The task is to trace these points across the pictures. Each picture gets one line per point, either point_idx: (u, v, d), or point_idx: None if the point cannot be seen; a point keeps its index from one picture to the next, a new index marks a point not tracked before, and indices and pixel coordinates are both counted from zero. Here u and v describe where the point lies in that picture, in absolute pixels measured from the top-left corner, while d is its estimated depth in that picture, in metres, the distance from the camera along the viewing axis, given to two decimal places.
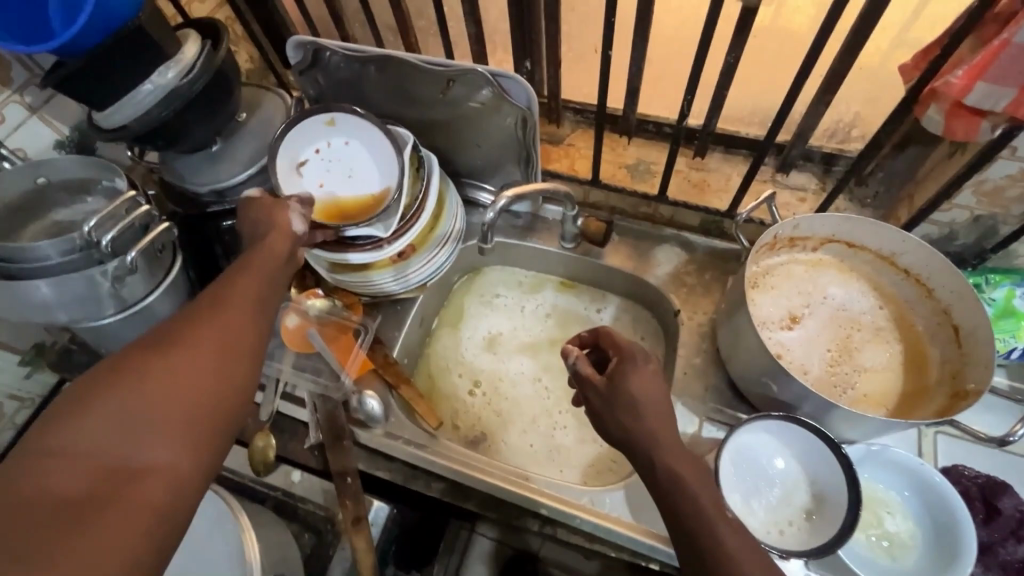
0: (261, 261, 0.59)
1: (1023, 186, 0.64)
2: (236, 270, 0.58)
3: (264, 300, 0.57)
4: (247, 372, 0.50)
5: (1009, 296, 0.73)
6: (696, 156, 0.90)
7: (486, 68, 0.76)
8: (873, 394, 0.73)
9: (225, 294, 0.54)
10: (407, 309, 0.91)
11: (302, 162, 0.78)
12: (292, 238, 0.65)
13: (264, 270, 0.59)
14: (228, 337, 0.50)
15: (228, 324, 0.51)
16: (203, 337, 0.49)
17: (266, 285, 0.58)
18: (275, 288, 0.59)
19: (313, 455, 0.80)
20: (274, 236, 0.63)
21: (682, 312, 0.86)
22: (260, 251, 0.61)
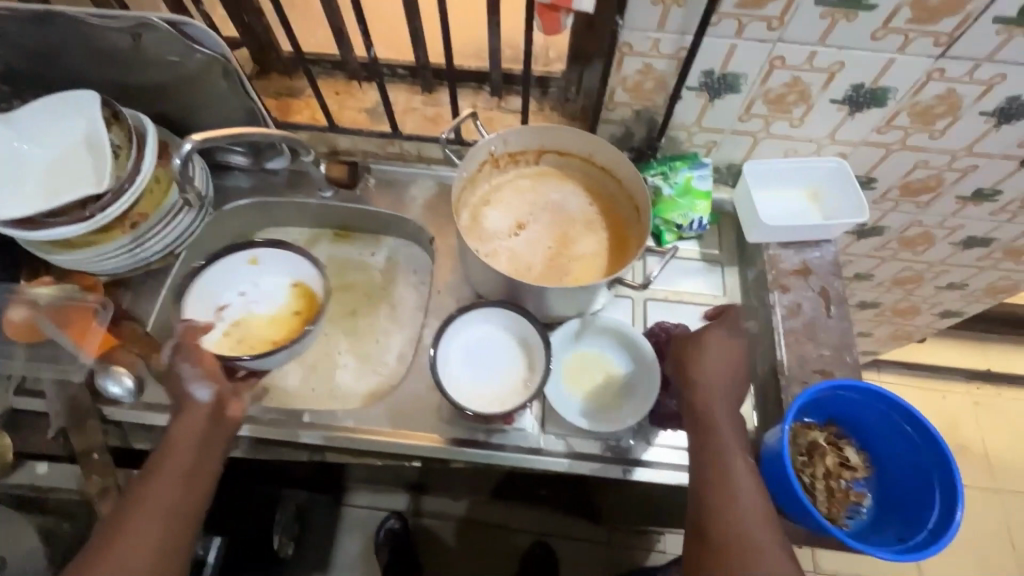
0: (180, 448, 0.66)
1: (653, 79, 0.77)
2: (167, 444, 0.67)
3: (199, 468, 0.67)
4: (185, 532, 0.64)
5: (687, 177, 0.89)
6: (428, 92, 0.96)
7: (161, 17, 0.74)
8: (583, 273, 0.84)
9: (154, 479, 0.65)
10: (160, 280, 0.89)
11: (223, 305, 0.89)
12: (209, 410, 0.70)
13: (189, 445, 0.67)
14: (143, 543, 0.61)
15: (145, 530, 0.62)
16: (146, 529, 0.62)
17: (182, 492, 0.65)
18: (197, 479, 0.67)
19: (56, 442, 0.75)
20: (183, 418, 0.68)
21: (435, 238, 0.94)
22: (182, 421, 0.68)
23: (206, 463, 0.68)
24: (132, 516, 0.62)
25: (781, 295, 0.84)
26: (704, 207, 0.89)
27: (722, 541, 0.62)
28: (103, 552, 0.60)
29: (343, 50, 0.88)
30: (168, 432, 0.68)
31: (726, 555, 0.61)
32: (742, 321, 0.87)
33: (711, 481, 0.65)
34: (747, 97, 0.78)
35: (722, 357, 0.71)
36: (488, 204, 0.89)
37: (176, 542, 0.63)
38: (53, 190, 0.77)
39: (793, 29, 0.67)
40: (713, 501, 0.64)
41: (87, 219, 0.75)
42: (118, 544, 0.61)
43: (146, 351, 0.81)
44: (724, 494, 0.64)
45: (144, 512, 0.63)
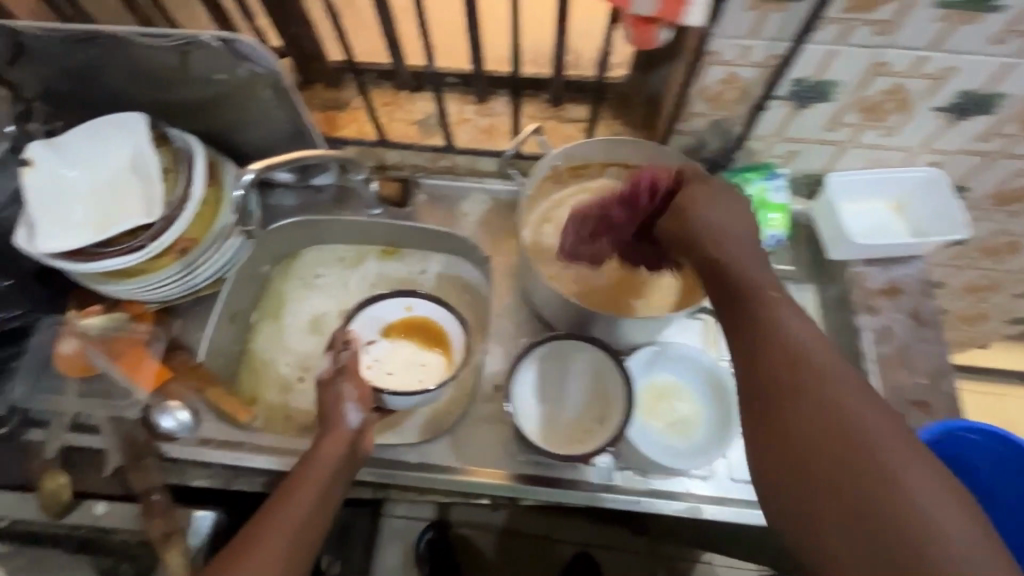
0: (320, 466, 0.62)
1: (738, 88, 0.71)
2: (306, 470, 0.62)
3: (328, 495, 0.62)
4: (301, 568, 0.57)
5: (763, 190, 0.83)
6: (481, 102, 0.91)
7: (211, 33, 0.69)
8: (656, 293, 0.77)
9: (288, 489, 0.60)
10: (209, 307, 0.85)
11: (370, 341, 0.82)
12: (350, 440, 0.66)
13: (329, 471, 0.63)
14: (286, 554, 0.56)
15: (279, 545, 0.56)
16: (274, 545, 0.56)
17: (311, 516, 0.59)
18: (330, 502, 0.62)
19: (115, 481, 0.71)
20: (328, 442, 0.65)
21: (492, 257, 0.88)
22: (326, 439, 0.65)
23: (332, 497, 0.62)
24: (270, 526, 0.57)
25: (870, 318, 0.77)
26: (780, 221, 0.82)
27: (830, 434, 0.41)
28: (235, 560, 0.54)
29: (395, 60, 0.82)
30: (309, 458, 0.64)
31: (834, 448, 0.40)
32: None
33: (805, 375, 0.44)
34: (839, 106, 0.72)
35: (740, 224, 0.56)
36: (549, 219, 0.83)
37: (300, 559, 0.57)
38: (103, 220, 0.73)
39: (904, 33, 0.61)
40: (820, 387, 0.43)
41: (141, 248, 0.72)
42: (266, 547, 0.55)
43: (202, 382, 0.79)
44: (824, 373, 0.43)
45: (282, 525, 0.57)
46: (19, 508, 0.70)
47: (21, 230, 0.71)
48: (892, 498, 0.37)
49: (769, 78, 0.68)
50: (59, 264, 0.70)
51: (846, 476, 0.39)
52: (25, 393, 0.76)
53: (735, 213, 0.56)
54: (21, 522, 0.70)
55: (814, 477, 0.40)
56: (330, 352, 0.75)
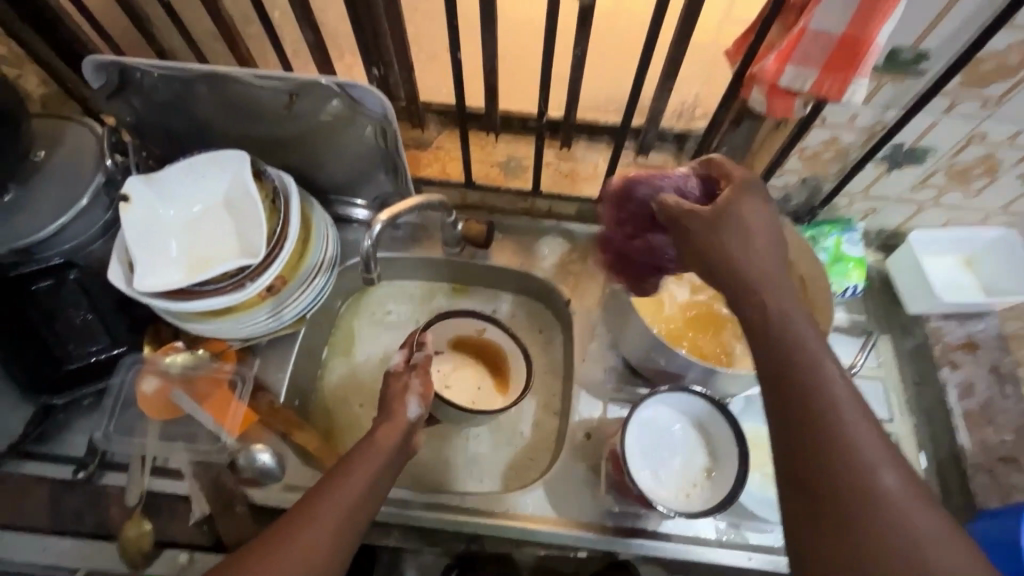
0: (375, 448, 0.60)
1: (835, 149, 0.73)
2: (360, 449, 0.60)
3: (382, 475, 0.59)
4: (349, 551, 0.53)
5: (838, 242, 0.84)
6: (563, 147, 0.92)
7: (329, 78, 0.70)
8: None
9: (337, 471, 0.58)
10: (289, 348, 0.81)
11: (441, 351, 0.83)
12: (408, 428, 0.65)
13: (388, 454, 0.61)
14: (339, 531, 0.53)
15: (333, 519, 0.53)
16: (322, 515, 0.53)
17: (364, 498, 0.56)
18: (380, 486, 0.59)
19: (202, 531, 0.71)
20: (386, 428, 0.63)
21: (573, 299, 0.87)
22: (387, 423, 0.64)
23: (383, 480, 0.60)
24: (324, 500, 0.54)
25: (952, 371, 0.81)
26: (859, 275, 0.83)
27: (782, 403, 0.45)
28: (290, 531, 0.51)
29: (488, 105, 0.84)
30: (365, 441, 0.61)
31: (806, 475, 0.42)
32: (905, 397, 0.82)
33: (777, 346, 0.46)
34: (929, 170, 0.75)
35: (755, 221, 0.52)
36: None
37: (353, 533, 0.54)
38: (200, 262, 0.71)
39: (1007, 109, 0.64)
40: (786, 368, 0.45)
41: (241, 288, 0.70)
42: (319, 522, 0.52)
43: (289, 426, 0.76)
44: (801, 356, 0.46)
45: (337, 501, 0.54)
46: (101, 555, 0.71)
47: (118, 266, 0.69)
48: (884, 523, 0.40)
49: (870, 142, 0.71)
50: (156, 303, 0.68)
51: (841, 498, 0.41)
52: (104, 434, 0.73)
53: (757, 227, 0.51)
54: (103, 569, 0.71)
55: (826, 510, 0.41)
56: (402, 349, 0.74)
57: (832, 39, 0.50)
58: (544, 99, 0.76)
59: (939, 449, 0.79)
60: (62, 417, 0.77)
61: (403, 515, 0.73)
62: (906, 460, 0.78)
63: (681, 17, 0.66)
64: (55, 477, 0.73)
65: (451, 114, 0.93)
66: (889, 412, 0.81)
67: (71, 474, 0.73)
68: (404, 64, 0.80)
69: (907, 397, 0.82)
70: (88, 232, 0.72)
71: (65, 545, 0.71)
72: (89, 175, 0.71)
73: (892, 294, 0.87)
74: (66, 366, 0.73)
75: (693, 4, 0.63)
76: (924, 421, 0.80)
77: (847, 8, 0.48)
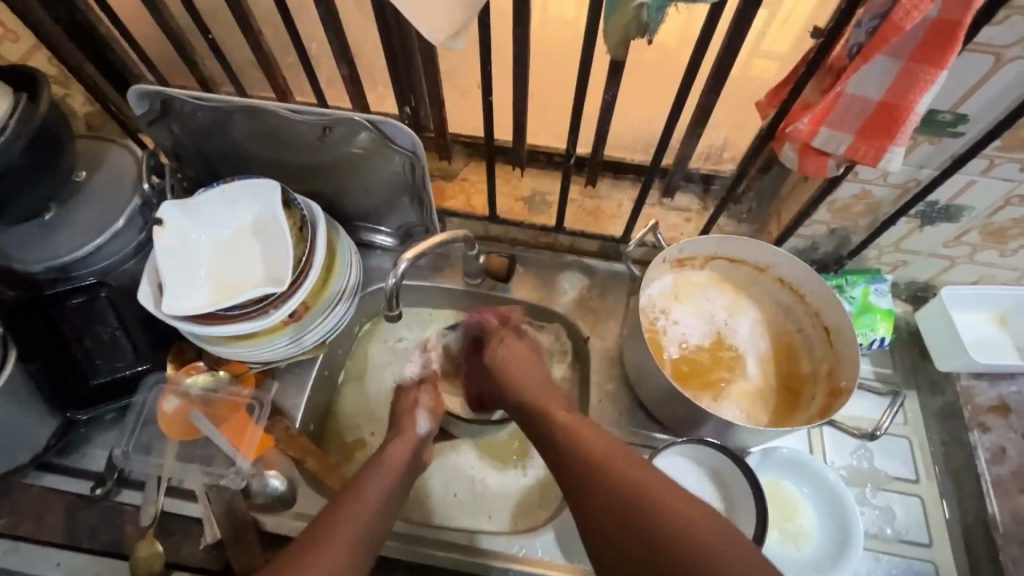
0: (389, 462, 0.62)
1: (866, 203, 0.72)
2: (375, 466, 0.61)
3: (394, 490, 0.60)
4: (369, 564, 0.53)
5: (865, 293, 0.82)
6: (588, 184, 0.93)
7: (362, 114, 0.71)
8: (769, 400, 0.78)
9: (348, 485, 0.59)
10: (306, 371, 0.83)
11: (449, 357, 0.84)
12: (416, 443, 0.66)
13: (400, 469, 0.62)
14: (361, 541, 0.54)
15: (352, 529, 0.54)
16: (342, 531, 0.53)
17: (381, 514, 0.57)
18: (393, 501, 0.60)
19: (212, 555, 0.72)
20: (397, 443, 0.65)
21: (592, 337, 0.86)
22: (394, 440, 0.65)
23: (397, 498, 0.61)
24: (343, 513, 0.55)
25: (981, 434, 0.79)
26: (886, 327, 0.81)
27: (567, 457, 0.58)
28: (317, 545, 0.52)
29: (516, 142, 0.84)
30: (378, 458, 0.62)
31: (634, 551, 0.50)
32: (932, 458, 0.80)
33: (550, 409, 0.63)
34: (962, 227, 0.73)
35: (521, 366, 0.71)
36: (669, 314, 0.82)
37: (372, 547, 0.55)
38: (225, 287, 0.73)
39: None
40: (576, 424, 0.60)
41: (265, 315, 0.71)
42: (341, 535, 0.53)
43: (303, 452, 0.76)
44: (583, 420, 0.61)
45: (357, 516, 0.55)
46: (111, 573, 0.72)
47: (147, 287, 0.71)
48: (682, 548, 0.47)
49: (902, 198, 0.70)
50: (182, 326, 0.70)
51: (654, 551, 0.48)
52: (123, 452, 0.75)
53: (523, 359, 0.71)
54: None
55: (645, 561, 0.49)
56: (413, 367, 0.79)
57: (869, 104, 0.49)
58: (572, 139, 0.77)
59: (967, 515, 0.76)
60: (84, 430, 0.79)
61: (410, 551, 0.73)
62: (931, 525, 0.75)
63: (713, 69, 0.66)
64: (74, 492, 0.75)
65: (479, 146, 0.94)
66: (913, 472, 0.78)
67: (90, 490, 0.75)
68: (435, 100, 0.82)
69: (933, 458, 0.79)
70: (123, 252, 0.74)
71: (77, 561, 0.72)
72: (127, 197, 0.74)
73: (920, 349, 0.85)
74: (91, 381, 0.74)
75: (726, 57, 0.63)
76: (951, 484, 0.78)
77: (884, 78, 0.48)
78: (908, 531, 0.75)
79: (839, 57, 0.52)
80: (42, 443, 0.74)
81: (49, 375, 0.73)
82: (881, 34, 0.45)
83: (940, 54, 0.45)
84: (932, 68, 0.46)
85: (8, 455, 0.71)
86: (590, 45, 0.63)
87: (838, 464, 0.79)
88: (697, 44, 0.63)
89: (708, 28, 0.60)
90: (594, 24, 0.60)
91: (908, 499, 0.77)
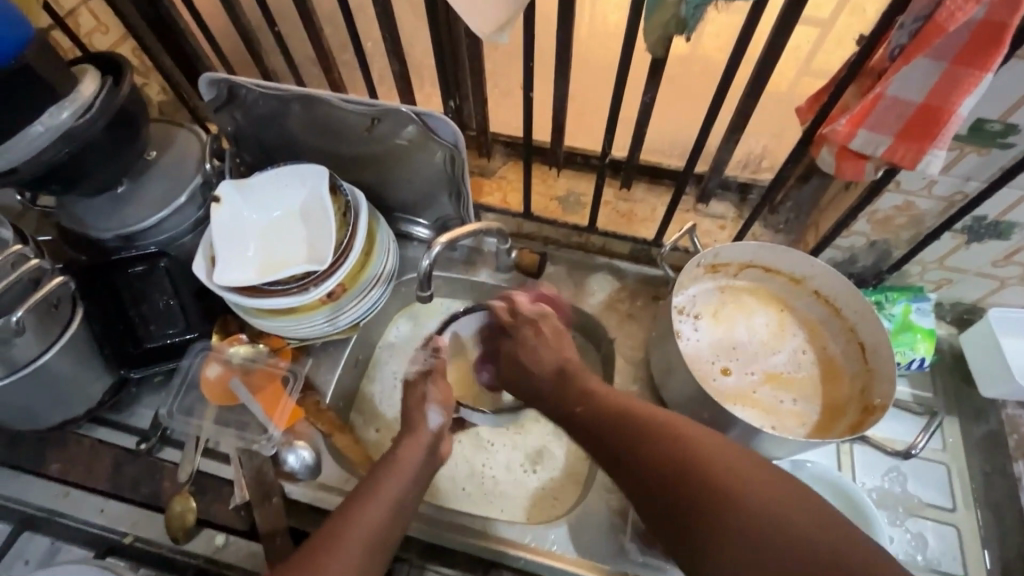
0: (407, 462, 0.63)
1: (908, 215, 0.70)
2: (386, 469, 0.62)
3: (413, 481, 0.62)
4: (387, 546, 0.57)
5: (906, 311, 0.80)
6: (622, 187, 0.94)
7: (408, 107, 0.74)
8: (780, 424, 0.75)
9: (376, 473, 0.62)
10: (339, 350, 0.86)
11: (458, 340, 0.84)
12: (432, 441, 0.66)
13: (413, 469, 0.63)
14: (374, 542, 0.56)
15: (368, 532, 0.56)
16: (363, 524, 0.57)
17: (389, 520, 0.58)
18: (410, 499, 0.61)
19: (240, 515, 0.76)
20: (409, 444, 0.65)
21: (618, 337, 0.86)
22: (410, 438, 0.65)
23: (412, 498, 0.62)
24: (352, 521, 0.56)
25: None
26: (927, 347, 0.78)
27: (686, 471, 0.51)
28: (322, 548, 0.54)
29: (554, 142, 0.86)
30: (390, 459, 0.63)
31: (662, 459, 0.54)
32: (972, 486, 0.76)
33: (655, 421, 0.57)
34: (1014, 245, 0.70)
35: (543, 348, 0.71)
36: (694, 318, 0.82)
37: (381, 551, 0.57)
38: (271, 263, 0.77)
39: None
40: (702, 443, 0.53)
41: (305, 292, 0.75)
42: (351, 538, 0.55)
43: (331, 426, 0.80)
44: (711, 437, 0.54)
45: (367, 521, 0.57)
46: (148, 525, 0.77)
47: (201, 260, 0.76)
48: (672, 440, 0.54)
49: (947, 212, 0.68)
50: (229, 297, 0.74)
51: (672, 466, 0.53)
52: (167, 412, 0.80)
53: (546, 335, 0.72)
54: (146, 538, 0.76)
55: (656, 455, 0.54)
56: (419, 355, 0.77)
57: (909, 107, 0.49)
58: (608, 140, 0.78)
59: (1007, 549, 0.72)
60: (133, 390, 0.85)
61: (424, 532, 0.74)
62: (967, 557, 0.72)
63: (752, 76, 0.67)
64: (121, 446, 0.81)
65: (518, 146, 0.97)
66: (950, 500, 0.75)
67: (135, 445, 0.81)
68: (478, 99, 0.85)
69: (972, 486, 0.76)
70: (183, 226, 0.79)
71: (120, 510, 0.78)
72: (190, 175, 0.79)
73: (964, 373, 0.81)
74: (145, 344, 0.80)
75: (764, 65, 0.64)
76: (992, 516, 0.74)
77: (925, 80, 0.48)
78: (939, 562, 0.71)
79: (879, 61, 0.52)
80: (97, 399, 0.80)
81: (108, 335, 0.78)
82: (923, 36, 0.45)
83: (984, 56, 0.45)
84: (976, 71, 0.46)
85: (67, 407, 0.78)
86: (629, 47, 0.65)
87: (868, 485, 0.76)
88: (736, 49, 0.64)
89: (746, 35, 0.61)
90: (632, 27, 0.62)
91: (941, 527, 0.73)
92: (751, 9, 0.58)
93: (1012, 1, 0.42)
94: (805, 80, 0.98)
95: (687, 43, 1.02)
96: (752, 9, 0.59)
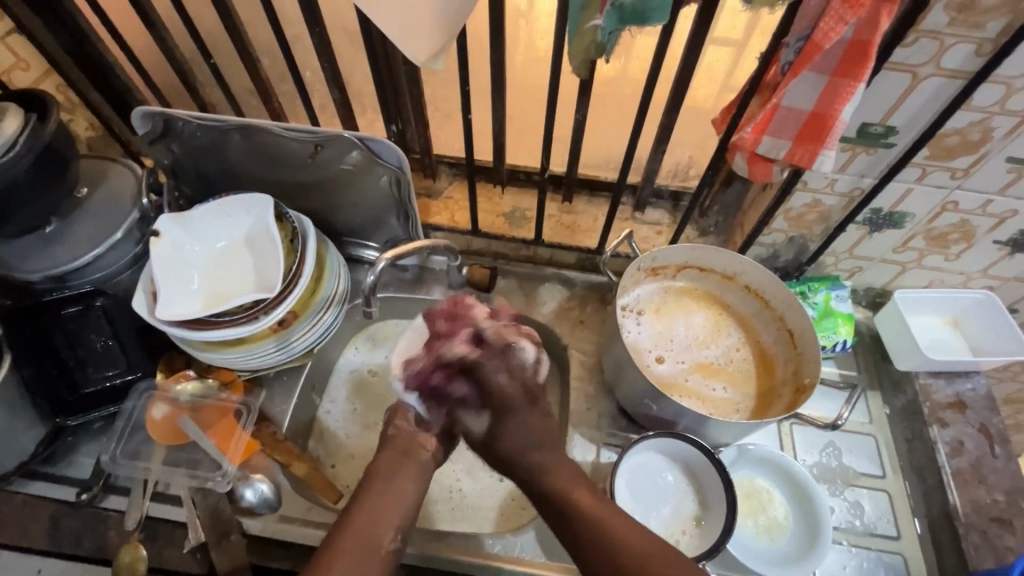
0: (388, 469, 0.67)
1: (818, 212, 0.78)
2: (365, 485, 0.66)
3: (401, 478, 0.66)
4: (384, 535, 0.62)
5: (827, 298, 0.87)
6: (564, 201, 0.98)
7: (351, 133, 0.76)
8: (716, 410, 0.80)
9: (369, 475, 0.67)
10: (295, 379, 0.85)
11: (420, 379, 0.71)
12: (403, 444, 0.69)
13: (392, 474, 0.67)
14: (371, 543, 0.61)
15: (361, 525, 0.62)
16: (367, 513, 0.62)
17: (383, 518, 0.63)
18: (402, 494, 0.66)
19: (195, 558, 0.73)
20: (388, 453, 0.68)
21: (571, 342, 0.90)
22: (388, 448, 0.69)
23: (397, 501, 0.65)
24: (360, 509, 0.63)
25: (941, 429, 0.82)
26: (848, 330, 0.86)
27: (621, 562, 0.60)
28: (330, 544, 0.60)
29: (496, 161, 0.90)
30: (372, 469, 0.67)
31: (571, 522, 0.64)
32: (896, 453, 0.83)
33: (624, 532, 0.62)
34: (908, 232, 0.79)
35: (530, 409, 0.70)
36: (637, 314, 0.86)
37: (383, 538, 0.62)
38: (216, 294, 0.76)
39: (975, 178, 0.69)
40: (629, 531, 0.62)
41: (254, 320, 0.74)
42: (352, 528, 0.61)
43: (289, 456, 0.78)
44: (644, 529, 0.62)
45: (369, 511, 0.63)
46: None
47: (141, 295, 0.74)
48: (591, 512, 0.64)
49: (849, 207, 0.76)
50: (174, 333, 0.72)
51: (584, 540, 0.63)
52: (110, 457, 0.76)
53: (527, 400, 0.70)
54: None
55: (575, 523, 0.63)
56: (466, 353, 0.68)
57: (802, 114, 0.56)
58: (546, 156, 0.82)
59: (931, 508, 0.78)
60: (70, 439, 0.81)
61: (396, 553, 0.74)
62: (899, 519, 0.78)
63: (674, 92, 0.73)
64: (58, 499, 0.76)
65: (462, 167, 1.00)
66: (880, 468, 0.82)
67: (75, 496, 0.76)
68: (420, 123, 0.88)
69: (897, 454, 0.83)
70: (121, 265, 0.77)
71: (60, 566, 0.73)
72: (125, 211, 0.77)
73: (881, 351, 0.90)
74: (83, 390, 0.77)
75: (681, 79, 0.70)
76: (916, 478, 0.81)
77: (813, 91, 0.55)
78: (875, 525, 0.78)
79: (774, 75, 0.58)
80: (30, 451, 0.76)
81: (41, 382, 0.75)
82: (806, 53, 0.52)
83: (857, 68, 0.52)
84: (851, 81, 0.53)
85: None
86: (558, 69, 0.69)
87: (809, 462, 0.82)
88: (653, 67, 0.69)
89: (661, 57, 0.67)
90: (559, 51, 0.67)
91: (875, 494, 0.80)
92: (664, 34, 0.64)
93: (872, 21, 0.49)
94: (722, 96, 1.07)
95: (613, 65, 1.11)
96: (663, 33, 0.64)
